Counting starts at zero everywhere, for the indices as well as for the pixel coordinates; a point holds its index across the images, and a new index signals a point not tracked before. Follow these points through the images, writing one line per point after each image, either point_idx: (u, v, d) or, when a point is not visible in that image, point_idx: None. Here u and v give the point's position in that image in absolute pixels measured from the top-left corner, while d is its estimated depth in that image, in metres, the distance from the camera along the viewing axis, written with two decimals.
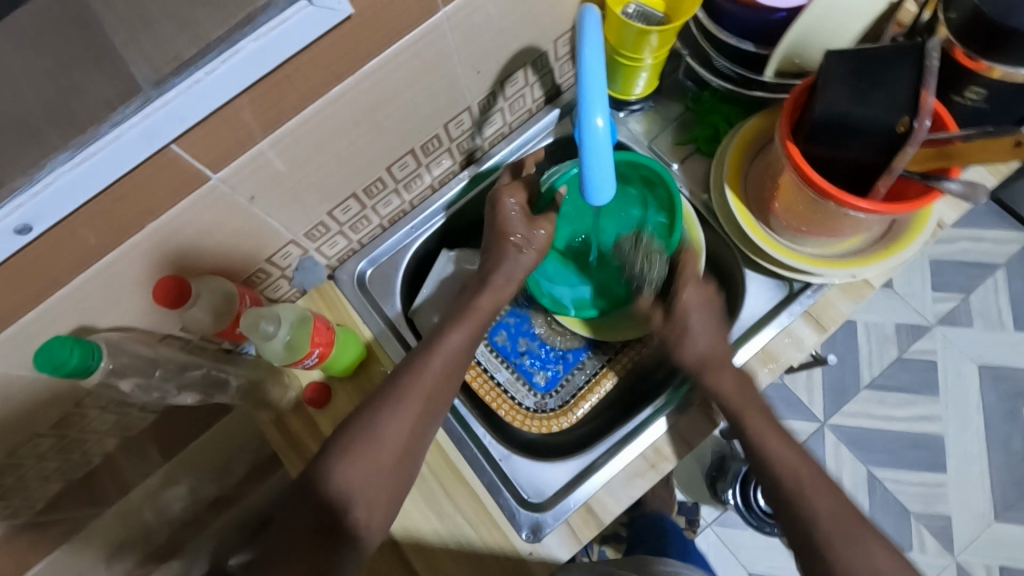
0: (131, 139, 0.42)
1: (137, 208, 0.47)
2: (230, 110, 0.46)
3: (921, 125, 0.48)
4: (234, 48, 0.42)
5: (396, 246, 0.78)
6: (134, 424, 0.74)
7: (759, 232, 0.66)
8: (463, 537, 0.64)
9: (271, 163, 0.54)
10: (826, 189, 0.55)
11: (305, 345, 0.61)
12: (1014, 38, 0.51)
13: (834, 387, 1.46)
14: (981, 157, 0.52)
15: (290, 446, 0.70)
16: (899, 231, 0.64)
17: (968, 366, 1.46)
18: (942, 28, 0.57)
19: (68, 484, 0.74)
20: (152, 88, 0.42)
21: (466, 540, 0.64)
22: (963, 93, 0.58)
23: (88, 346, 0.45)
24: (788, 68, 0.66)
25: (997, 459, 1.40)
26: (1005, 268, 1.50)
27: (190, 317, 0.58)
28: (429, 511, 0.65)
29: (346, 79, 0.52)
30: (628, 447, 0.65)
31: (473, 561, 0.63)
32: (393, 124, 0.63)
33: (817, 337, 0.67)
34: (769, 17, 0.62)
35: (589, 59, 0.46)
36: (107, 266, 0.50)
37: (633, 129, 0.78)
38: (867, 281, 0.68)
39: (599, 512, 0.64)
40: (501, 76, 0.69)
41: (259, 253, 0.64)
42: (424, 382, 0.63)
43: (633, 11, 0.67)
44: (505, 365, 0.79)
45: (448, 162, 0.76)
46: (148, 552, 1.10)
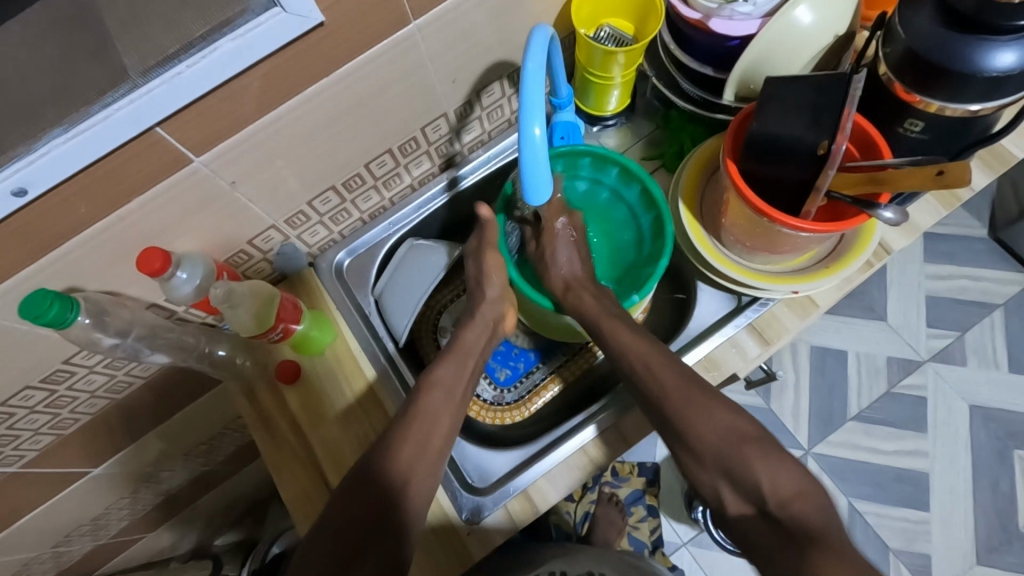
0: (118, 119, 0.47)
1: (124, 183, 0.53)
2: (210, 101, 0.52)
3: (838, 148, 0.52)
4: (214, 45, 0.49)
5: (374, 239, 0.83)
6: (122, 388, 0.79)
7: (707, 247, 0.70)
8: None
9: (252, 151, 0.60)
10: (760, 208, 0.59)
11: (270, 319, 0.68)
12: (944, 74, 0.54)
13: (819, 416, 1.46)
14: (907, 184, 0.54)
15: (261, 419, 0.75)
16: (842, 251, 0.67)
17: (958, 404, 1.44)
18: (881, 63, 0.60)
19: (57, 440, 0.80)
20: (139, 77, 0.48)
21: None
22: (903, 125, 0.62)
23: (67, 301, 0.52)
24: (746, 93, 0.69)
25: (984, 500, 1.37)
26: (1002, 308, 1.49)
27: (172, 287, 0.64)
28: None
29: (321, 80, 0.58)
30: (579, 436, 0.70)
31: (417, 539, 0.67)
32: (371, 124, 0.68)
33: (760, 349, 0.70)
34: (723, 44, 0.67)
35: (530, 76, 0.52)
36: (96, 234, 0.55)
37: (605, 143, 0.82)
38: (811, 299, 0.71)
39: (535, 498, 0.68)
40: (477, 86, 0.74)
41: (241, 234, 0.69)
42: (433, 408, 0.65)
43: (606, 34, 0.72)
44: None
45: (427, 164, 0.81)
46: (135, 520, 1.16)
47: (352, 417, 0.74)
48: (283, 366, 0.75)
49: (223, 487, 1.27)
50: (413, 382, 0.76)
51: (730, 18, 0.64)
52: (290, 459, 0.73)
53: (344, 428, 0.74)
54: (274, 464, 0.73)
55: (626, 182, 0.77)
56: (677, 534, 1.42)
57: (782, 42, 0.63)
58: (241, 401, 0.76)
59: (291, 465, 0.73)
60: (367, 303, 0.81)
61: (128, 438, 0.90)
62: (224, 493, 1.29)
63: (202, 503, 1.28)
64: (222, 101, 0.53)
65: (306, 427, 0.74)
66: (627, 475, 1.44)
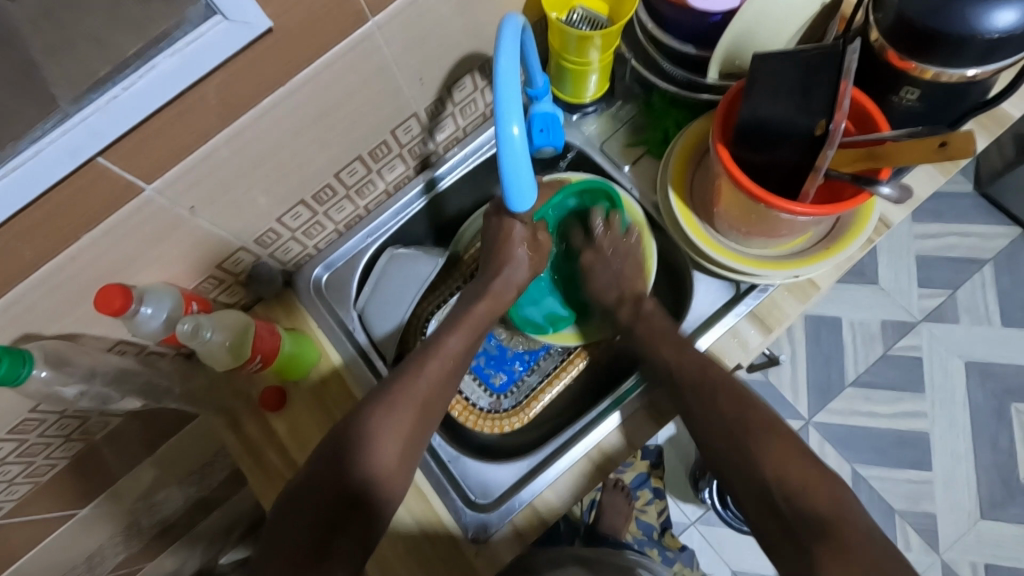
0: (53, 154, 0.43)
1: (68, 222, 0.48)
2: (155, 124, 0.47)
3: (837, 127, 0.50)
4: (152, 63, 0.44)
5: (353, 251, 0.79)
6: (99, 428, 0.75)
7: (701, 235, 0.67)
8: (412, 541, 0.66)
9: (210, 173, 0.56)
10: (755, 194, 0.55)
11: (246, 350, 0.64)
12: (942, 38, 0.51)
13: (819, 385, 1.45)
14: (909, 158, 0.51)
15: (247, 451, 0.71)
16: (841, 231, 0.64)
17: (954, 362, 1.44)
18: (873, 29, 0.56)
19: (35, 487, 0.75)
20: (71, 105, 0.43)
21: (415, 544, 0.66)
22: (898, 93, 0.58)
23: (18, 355, 0.47)
24: (730, 70, 0.65)
25: (984, 456, 1.38)
26: (992, 262, 1.49)
27: (138, 324, 0.59)
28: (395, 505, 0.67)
29: (277, 91, 0.54)
30: (590, 435, 0.67)
31: (410, 546, 0.66)
32: (336, 132, 0.64)
33: (762, 337, 0.68)
34: (705, 20, 0.63)
35: (503, 72, 0.48)
36: (46, 278, 0.51)
37: (586, 131, 0.78)
38: (812, 281, 0.68)
39: (544, 512, 0.66)
40: (447, 82, 0.70)
41: (208, 260, 0.65)
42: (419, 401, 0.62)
43: (579, 17, 0.68)
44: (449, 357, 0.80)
45: (402, 167, 0.77)
46: (132, 552, 1.13)
47: None
48: (267, 394, 0.71)
49: (222, 508, 1.23)
50: (386, 370, 0.74)
51: None
52: (280, 487, 0.70)
53: None
54: (265, 496, 0.70)
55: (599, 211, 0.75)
56: (685, 514, 1.44)
57: (767, 13, 0.59)
58: (225, 433, 0.72)
59: None
60: (350, 319, 0.77)
61: (112, 476, 0.86)
62: (224, 515, 1.26)
63: (201, 526, 1.25)
64: (169, 124, 0.48)
65: (296, 454, 0.71)
66: (632, 460, 1.42)
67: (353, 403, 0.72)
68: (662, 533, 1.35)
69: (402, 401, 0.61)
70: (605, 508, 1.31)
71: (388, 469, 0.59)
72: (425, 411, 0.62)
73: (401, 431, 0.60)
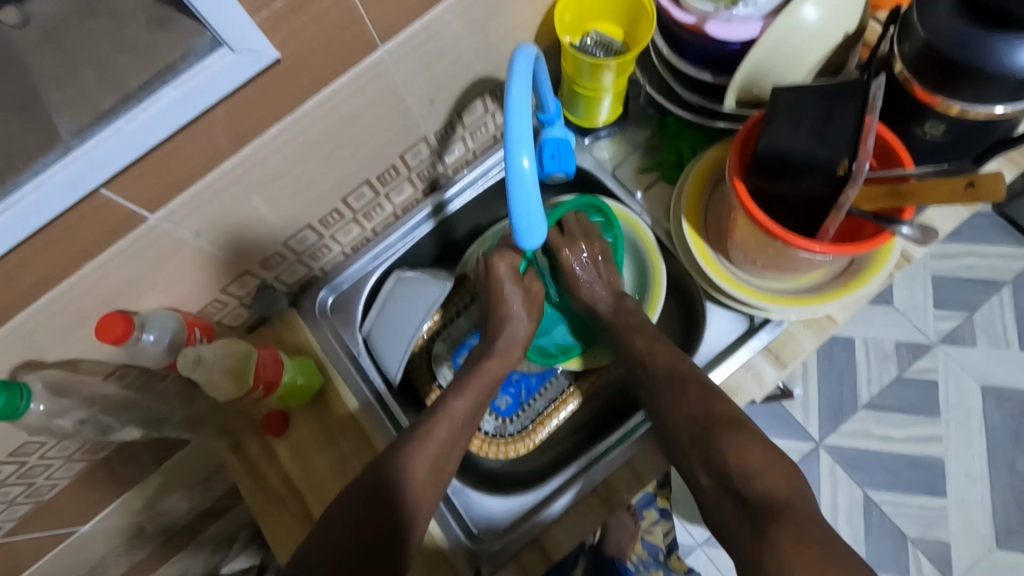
0: (54, 187, 0.42)
1: (70, 251, 0.48)
2: (158, 154, 0.47)
3: (861, 168, 0.48)
4: (156, 96, 0.43)
5: (360, 273, 0.78)
6: (101, 448, 0.74)
7: (715, 267, 0.65)
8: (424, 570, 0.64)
9: (214, 199, 0.55)
10: (772, 229, 0.54)
11: (249, 377, 0.63)
12: (970, 75, 0.49)
13: (831, 407, 1.42)
14: (934, 198, 0.49)
15: (248, 473, 0.70)
16: (859, 268, 0.62)
17: (970, 386, 1.40)
18: (896, 61, 0.55)
19: (37, 505, 0.75)
20: (73, 138, 0.43)
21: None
22: (922, 127, 0.57)
23: (17, 387, 0.46)
24: (747, 99, 0.64)
25: (1001, 483, 1.34)
26: (1011, 284, 1.45)
27: (140, 350, 0.58)
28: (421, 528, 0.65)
29: (284, 118, 0.53)
30: (602, 466, 0.66)
31: None
32: (343, 156, 0.63)
33: (777, 372, 0.66)
34: (722, 48, 0.61)
35: (515, 102, 0.47)
36: (47, 306, 0.50)
37: (598, 155, 0.77)
38: (830, 316, 0.66)
39: (550, 549, 0.64)
40: (458, 106, 0.69)
41: (212, 283, 0.64)
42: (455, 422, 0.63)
43: (593, 41, 0.67)
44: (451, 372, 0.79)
45: (410, 189, 0.76)
46: (134, 563, 1.12)
47: (346, 469, 0.69)
48: (269, 418, 0.70)
49: (226, 518, 1.23)
50: (406, 421, 0.72)
51: (728, 21, 0.59)
52: (280, 513, 0.69)
53: (337, 471, 0.69)
54: (264, 520, 0.69)
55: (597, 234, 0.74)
56: (691, 534, 1.42)
57: (787, 43, 0.58)
58: (227, 456, 0.71)
59: (281, 520, 0.69)
60: (355, 343, 0.76)
61: (114, 493, 0.85)
62: (227, 525, 1.25)
63: (204, 535, 1.24)
64: (176, 153, 0.48)
65: (296, 474, 0.70)
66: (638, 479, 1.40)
67: (354, 424, 0.71)
68: (668, 554, 1.33)
69: (425, 442, 0.61)
70: (611, 528, 1.30)
71: (413, 511, 0.58)
72: (448, 454, 0.62)
73: (424, 472, 0.59)
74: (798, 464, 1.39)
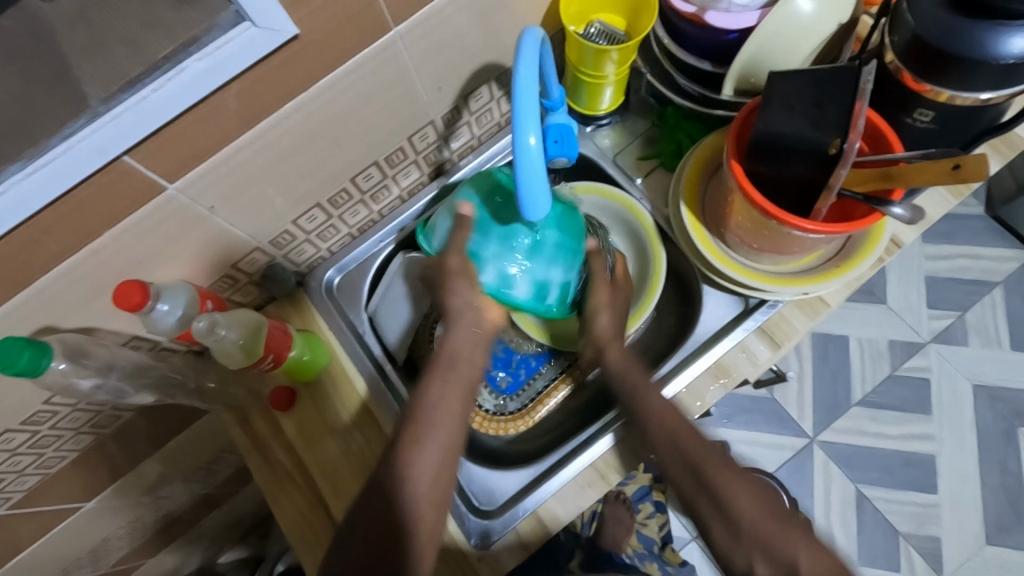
0: (82, 151, 0.44)
1: (93, 216, 0.49)
2: (182, 124, 0.48)
3: (850, 146, 0.50)
4: (181, 66, 0.45)
5: (365, 254, 0.80)
6: (110, 422, 0.76)
7: (712, 249, 0.68)
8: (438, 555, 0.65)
9: (229, 174, 0.57)
10: (768, 210, 0.56)
11: (258, 348, 0.66)
12: (958, 63, 0.52)
13: (826, 403, 1.44)
14: (921, 179, 0.51)
15: (256, 448, 0.73)
16: (852, 249, 0.65)
17: (963, 384, 1.43)
18: (888, 51, 0.57)
19: (44, 479, 0.76)
20: (101, 105, 0.45)
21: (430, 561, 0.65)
22: (912, 115, 0.59)
23: (38, 347, 0.49)
24: (745, 87, 0.66)
25: (992, 482, 1.36)
26: (1002, 286, 1.48)
27: (154, 320, 0.60)
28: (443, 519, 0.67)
29: (299, 95, 0.55)
30: (604, 437, 0.67)
31: None
32: (354, 136, 0.64)
33: (771, 353, 0.68)
34: (721, 38, 0.64)
35: (522, 82, 0.49)
36: (68, 272, 0.52)
37: (600, 143, 0.79)
38: (822, 299, 0.69)
39: (547, 521, 0.66)
40: (464, 91, 0.71)
41: (223, 259, 0.66)
42: None
43: (596, 30, 0.69)
44: None
45: (416, 173, 0.78)
46: (134, 548, 1.13)
47: (352, 443, 0.71)
48: (277, 393, 0.72)
49: (227, 505, 1.24)
50: (406, 394, 0.74)
51: (727, 11, 0.62)
52: (287, 486, 0.71)
53: (343, 454, 0.71)
54: (271, 493, 0.71)
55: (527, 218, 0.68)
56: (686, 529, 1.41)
57: (783, 33, 0.60)
58: (234, 431, 0.73)
59: (288, 493, 0.71)
60: (360, 322, 0.78)
61: (120, 472, 0.86)
62: (226, 514, 1.26)
63: (204, 524, 1.25)
64: (195, 126, 0.49)
65: (303, 453, 0.72)
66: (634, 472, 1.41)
67: (359, 401, 0.73)
68: (662, 547, 1.35)
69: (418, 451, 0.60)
70: (607, 522, 1.31)
71: None
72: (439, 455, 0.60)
73: None
74: (792, 460, 1.41)
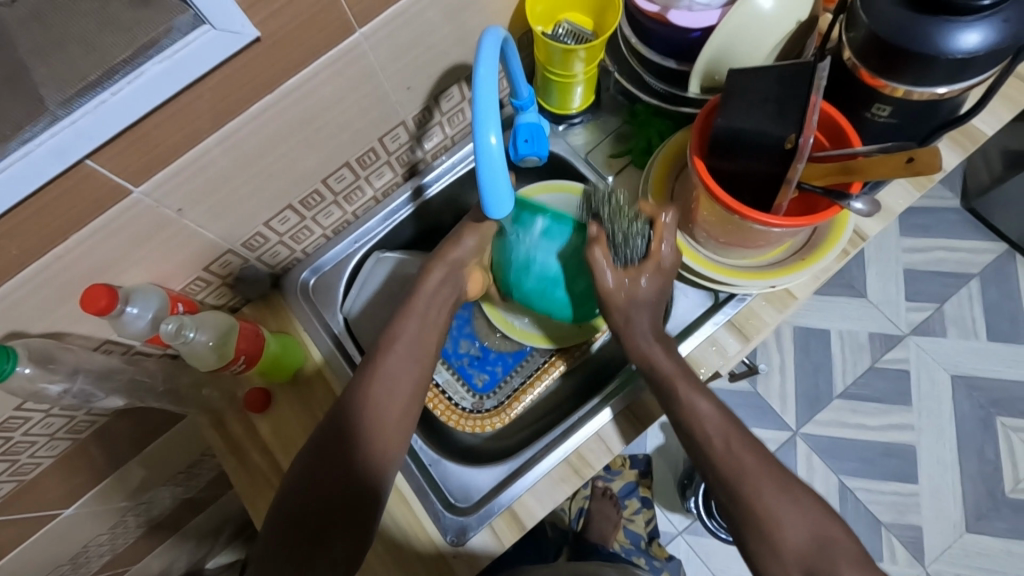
0: (41, 156, 0.44)
1: (57, 221, 0.49)
2: (144, 128, 0.49)
3: (806, 141, 0.51)
4: (140, 69, 0.45)
5: (341, 255, 0.80)
6: (85, 427, 0.75)
7: (681, 245, 0.68)
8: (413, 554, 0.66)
9: (196, 176, 0.57)
10: (731, 205, 0.57)
11: (230, 350, 0.66)
12: (911, 59, 0.53)
13: (807, 396, 1.46)
14: (878, 172, 0.52)
15: (232, 451, 0.73)
16: (817, 242, 0.66)
17: (941, 375, 1.45)
18: (846, 48, 0.58)
19: (20, 486, 0.75)
20: (59, 109, 0.45)
21: (404, 556, 0.66)
22: (870, 110, 0.60)
23: (3, 351, 0.49)
24: (711, 85, 0.67)
25: (970, 470, 1.38)
26: (978, 277, 1.50)
27: (124, 324, 0.60)
28: (414, 516, 0.67)
29: (264, 97, 0.55)
30: (604, 412, 0.69)
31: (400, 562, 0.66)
32: (323, 137, 0.65)
33: (740, 346, 0.69)
34: (685, 36, 0.65)
35: (481, 81, 0.49)
36: (32, 276, 0.52)
37: (573, 142, 0.80)
38: (790, 292, 0.70)
39: (522, 516, 0.67)
40: (434, 92, 0.71)
41: (195, 262, 0.66)
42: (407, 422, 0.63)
43: (565, 31, 0.70)
44: (443, 367, 0.82)
45: (389, 174, 0.78)
46: (119, 553, 1.12)
47: None
48: (251, 395, 0.72)
49: (212, 508, 1.24)
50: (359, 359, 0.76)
51: (690, 9, 0.63)
52: (263, 489, 0.71)
53: None
54: (247, 496, 0.71)
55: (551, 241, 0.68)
56: (673, 523, 1.41)
57: (743, 30, 0.61)
58: (210, 433, 0.73)
59: (265, 495, 0.71)
60: (336, 322, 0.79)
61: (98, 478, 0.86)
62: (212, 517, 1.26)
63: (189, 528, 1.25)
64: (159, 129, 0.50)
65: (279, 454, 0.72)
66: (620, 468, 1.42)
67: (336, 402, 0.73)
68: (649, 542, 1.35)
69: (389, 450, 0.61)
70: (594, 518, 1.32)
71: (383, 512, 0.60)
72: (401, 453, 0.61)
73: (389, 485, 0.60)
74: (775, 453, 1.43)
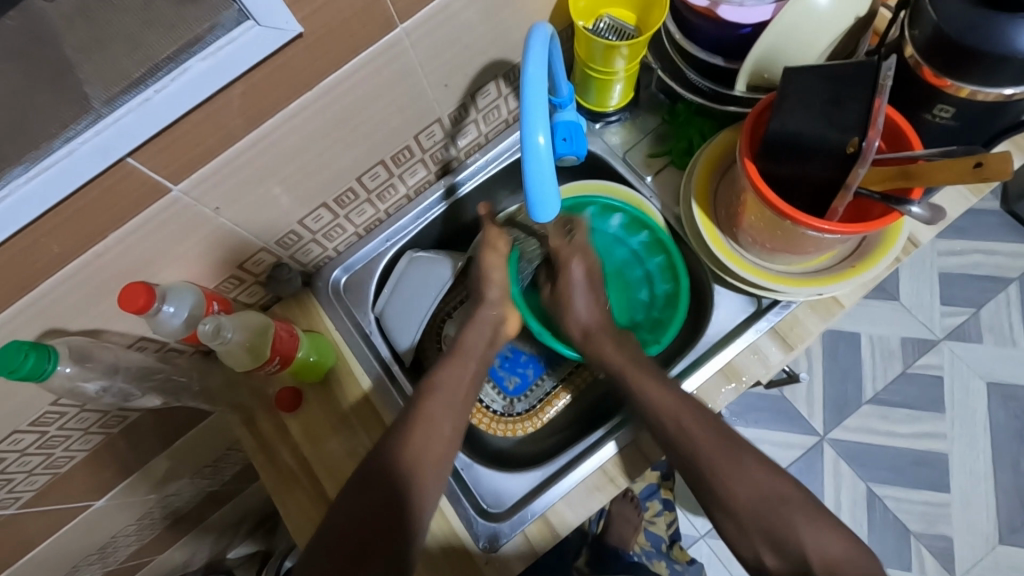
0: (85, 154, 0.43)
1: (97, 219, 0.49)
2: (186, 126, 0.48)
3: (870, 145, 0.49)
4: (184, 67, 0.44)
5: (371, 254, 0.80)
6: (117, 422, 0.75)
7: (724, 249, 0.66)
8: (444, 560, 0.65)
9: (234, 175, 0.56)
10: (783, 210, 0.55)
11: (265, 350, 0.65)
12: (981, 58, 0.50)
13: (836, 401, 1.42)
14: (941, 177, 0.49)
15: (261, 448, 0.72)
16: (867, 250, 0.63)
17: (976, 383, 1.41)
18: (908, 45, 0.56)
19: (53, 479, 0.76)
20: (103, 107, 0.44)
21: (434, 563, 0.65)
22: (932, 111, 0.57)
23: (43, 351, 0.49)
24: (758, 83, 0.65)
25: (1005, 481, 1.34)
26: (1018, 282, 1.45)
27: (160, 323, 0.59)
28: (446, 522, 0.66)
29: (304, 95, 0.54)
30: (606, 445, 0.67)
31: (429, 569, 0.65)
32: (360, 135, 0.64)
33: (783, 354, 0.67)
34: (734, 33, 0.62)
35: (532, 81, 0.48)
36: (72, 275, 0.51)
37: (609, 141, 0.78)
38: (837, 299, 0.67)
39: (556, 524, 0.65)
40: (471, 89, 0.70)
41: (229, 260, 0.65)
42: None
43: (605, 26, 0.68)
44: None
45: (423, 172, 0.77)
46: (144, 543, 1.13)
47: (357, 441, 0.71)
48: (282, 394, 0.71)
49: (235, 500, 1.24)
50: (410, 390, 0.74)
51: (741, 5, 0.60)
52: (292, 485, 0.70)
53: (348, 453, 0.71)
54: (276, 492, 0.70)
55: (649, 252, 0.77)
56: (695, 527, 1.40)
57: (798, 26, 0.59)
58: (240, 431, 0.73)
59: (293, 493, 0.70)
60: (367, 321, 0.78)
61: (127, 470, 0.86)
62: (234, 509, 1.27)
63: (212, 519, 1.25)
64: (200, 127, 0.49)
65: (308, 452, 0.71)
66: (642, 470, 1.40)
67: (365, 402, 0.73)
68: (671, 545, 1.33)
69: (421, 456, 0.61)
70: (614, 519, 1.30)
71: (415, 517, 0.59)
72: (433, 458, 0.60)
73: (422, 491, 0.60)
74: (802, 458, 1.39)
